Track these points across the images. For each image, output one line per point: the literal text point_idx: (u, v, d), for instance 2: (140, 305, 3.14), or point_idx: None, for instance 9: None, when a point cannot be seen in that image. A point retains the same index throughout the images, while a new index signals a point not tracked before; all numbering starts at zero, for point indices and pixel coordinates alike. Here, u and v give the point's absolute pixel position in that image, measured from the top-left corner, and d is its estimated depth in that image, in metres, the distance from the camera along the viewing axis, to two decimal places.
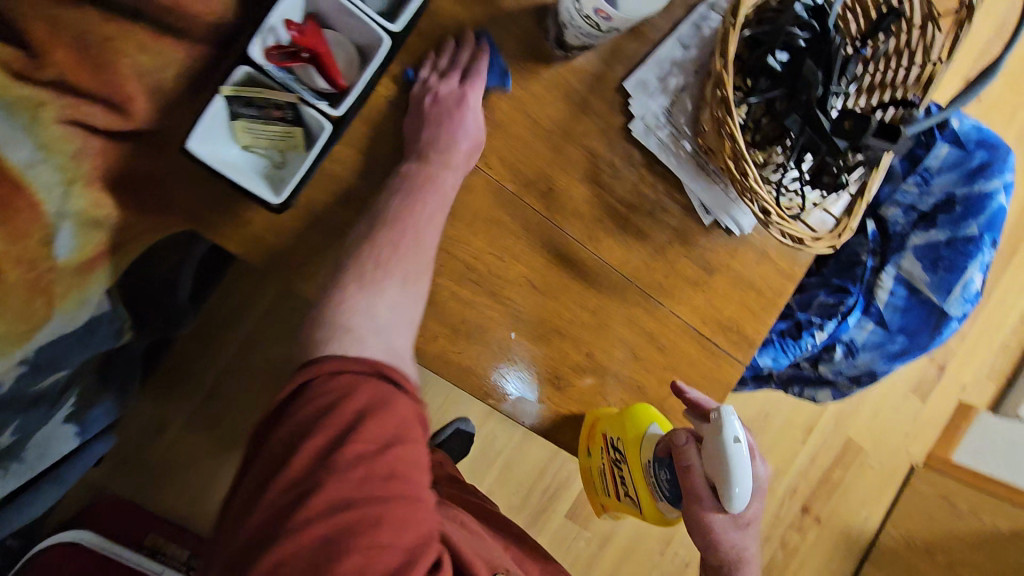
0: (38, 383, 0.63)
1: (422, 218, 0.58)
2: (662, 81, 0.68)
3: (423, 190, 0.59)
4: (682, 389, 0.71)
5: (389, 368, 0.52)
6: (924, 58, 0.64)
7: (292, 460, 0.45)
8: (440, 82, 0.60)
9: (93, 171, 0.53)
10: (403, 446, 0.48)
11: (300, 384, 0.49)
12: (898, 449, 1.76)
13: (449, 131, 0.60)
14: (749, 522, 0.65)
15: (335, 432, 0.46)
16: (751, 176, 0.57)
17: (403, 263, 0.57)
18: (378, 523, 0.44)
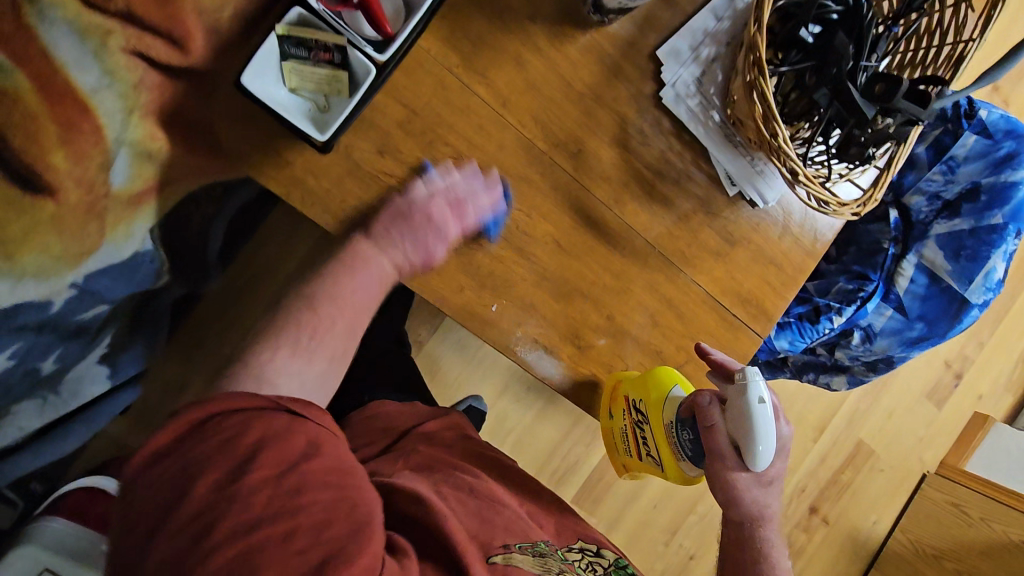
0: (83, 312, 0.71)
1: (351, 301, 0.61)
2: (694, 50, 0.70)
3: (355, 269, 0.61)
4: (707, 350, 0.73)
5: (292, 402, 0.50)
6: (956, 37, 0.65)
7: (189, 490, 0.42)
8: (438, 200, 0.64)
9: (150, 103, 0.60)
10: (313, 461, 0.46)
11: (194, 421, 0.45)
12: (910, 455, 1.75)
13: (417, 246, 0.63)
14: (772, 479, 0.70)
15: (233, 463, 0.44)
16: (780, 136, 0.58)
17: (330, 341, 0.59)
18: (293, 534, 0.43)
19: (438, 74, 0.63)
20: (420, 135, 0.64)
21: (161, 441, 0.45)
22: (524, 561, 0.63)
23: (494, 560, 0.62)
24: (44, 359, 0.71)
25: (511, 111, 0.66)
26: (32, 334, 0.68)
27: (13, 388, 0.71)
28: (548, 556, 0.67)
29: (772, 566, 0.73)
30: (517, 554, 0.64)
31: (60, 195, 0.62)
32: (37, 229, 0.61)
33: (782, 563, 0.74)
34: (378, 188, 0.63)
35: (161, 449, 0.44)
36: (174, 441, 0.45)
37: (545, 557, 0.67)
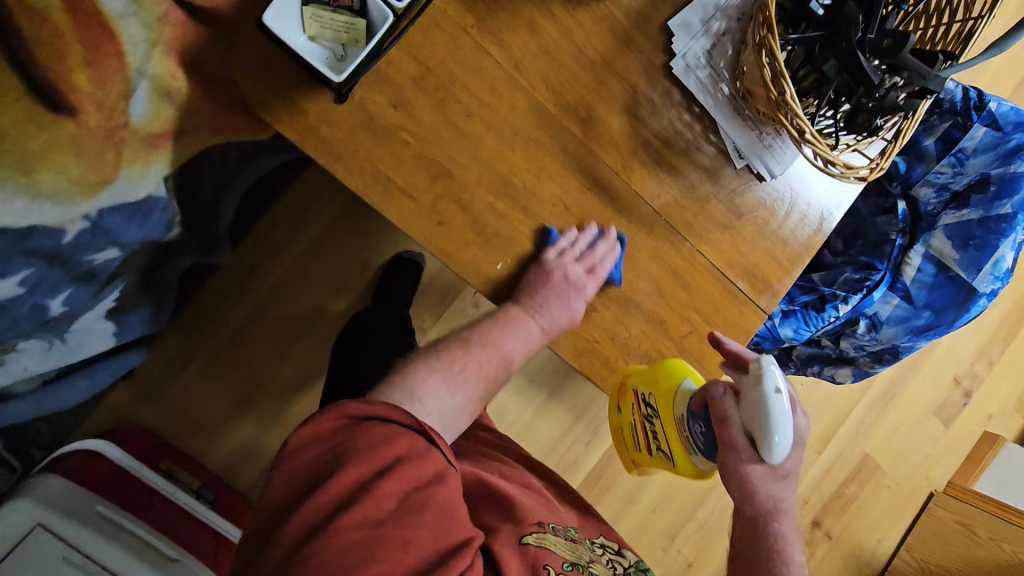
0: (88, 254, 0.66)
1: (497, 347, 0.67)
2: (705, 23, 0.71)
3: (510, 326, 0.68)
4: (721, 339, 0.69)
5: (427, 427, 0.54)
6: (965, 14, 0.66)
7: (326, 482, 0.47)
8: (572, 261, 0.69)
9: (173, 40, 0.60)
10: (440, 487, 0.51)
11: (351, 415, 0.51)
12: (917, 471, 1.70)
13: (557, 300, 0.68)
14: (789, 473, 0.61)
15: (372, 466, 0.48)
16: (787, 93, 0.59)
17: (469, 384, 0.64)
18: (407, 543, 0.47)
19: (451, 33, 0.64)
20: (432, 90, 0.64)
21: (321, 428, 0.50)
22: (556, 546, 0.62)
23: (526, 540, 0.61)
24: (51, 298, 0.67)
25: (523, 73, 0.67)
26: (45, 264, 0.61)
27: (12, 324, 0.65)
28: (578, 542, 0.67)
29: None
30: (550, 534, 0.64)
31: (80, 117, 0.56)
32: (56, 146, 0.55)
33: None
34: (390, 141, 0.64)
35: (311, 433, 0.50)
36: (333, 431, 0.51)
37: (575, 544, 0.66)
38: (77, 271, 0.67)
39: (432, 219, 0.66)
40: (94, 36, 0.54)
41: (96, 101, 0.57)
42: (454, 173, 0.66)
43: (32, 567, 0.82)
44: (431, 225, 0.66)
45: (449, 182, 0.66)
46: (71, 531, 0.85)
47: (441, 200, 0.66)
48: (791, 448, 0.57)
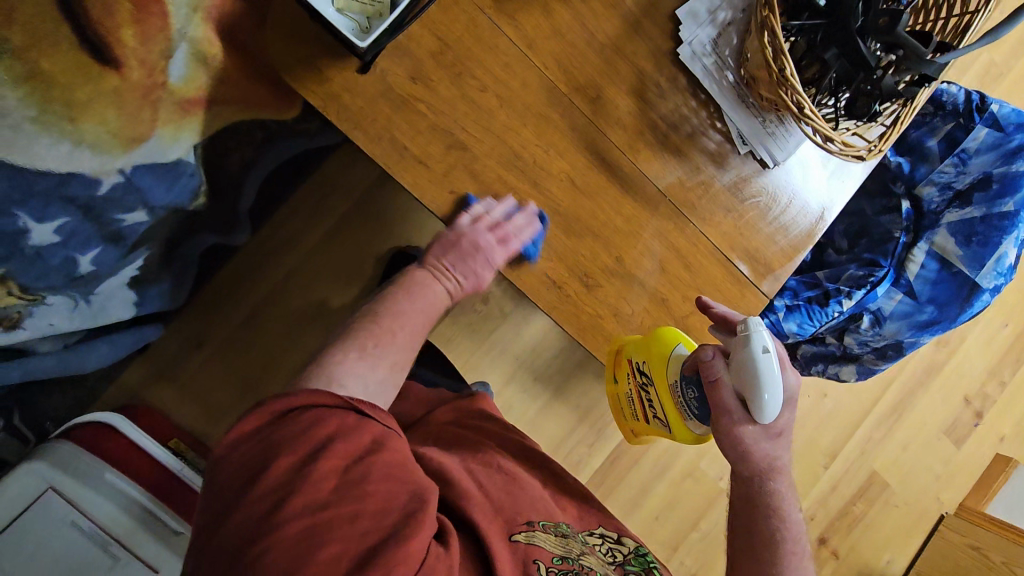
0: (117, 214, 0.69)
1: (408, 312, 0.66)
2: (711, 13, 0.74)
3: (416, 290, 0.67)
4: (708, 304, 0.73)
5: (359, 401, 0.53)
6: (963, 8, 0.69)
7: (265, 472, 0.46)
8: (485, 229, 0.69)
9: (212, 8, 0.64)
10: (381, 454, 0.51)
11: (276, 410, 0.49)
12: (927, 493, 1.64)
13: (465, 265, 0.70)
14: (782, 431, 0.65)
15: (306, 452, 0.47)
16: (787, 70, 0.62)
17: (392, 351, 0.62)
18: (356, 516, 0.46)
19: (469, 12, 0.68)
20: (449, 66, 0.68)
21: (251, 427, 0.48)
22: (546, 542, 0.63)
23: (516, 538, 0.62)
24: (81, 255, 0.70)
25: (536, 53, 0.71)
26: (78, 215, 0.65)
27: (36, 269, 0.66)
28: (571, 537, 0.67)
29: (787, 528, 0.66)
30: (540, 532, 0.65)
31: (123, 72, 0.60)
32: (96, 100, 0.60)
33: (800, 524, 0.67)
34: (407, 111, 0.67)
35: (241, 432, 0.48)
36: (258, 427, 0.49)
37: (567, 538, 0.66)
38: (106, 230, 0.70)
39: (445, 187, 0.70)
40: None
41: (139, 59, 0.61)
42: (467, 146, 0.70)
43: (44, 530, 0.85)
44: (443, 194, 0.70)
45: (462, 153, 0.70)
46: (84, 498, 0.87)
47: (454, 169, 0.70)
48: (782, 404, 0.61)
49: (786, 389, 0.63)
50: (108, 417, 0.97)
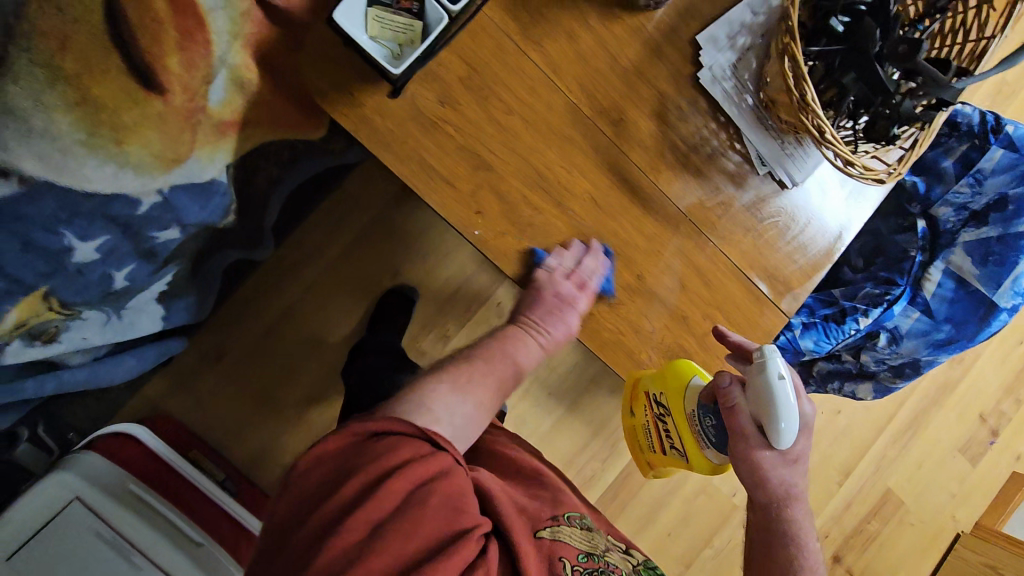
0: (153, 232, 0.71)
1: (501, 359, 0.69)
2: (730, 39, 0.76)
3: (514, 345, 0.71)
4: (725, 333, 0.74)
5: (432, 432, 0.55)
6: (977, 35, 0.70)
7: (336, 490, 0.48)
8: (562, 279, 0.72)
9: (251, 34, 0.64)
10: (444, 483, 0.52)
11: (357, 433, 0.53)
12: (942, 512, 1.63)
13: (554, 319, 0.72)
14: (798, 458, 0.65)
15: (378, 473, 0.49)
16: (809, 95, 0.63)
17: (480, 393, 0.64)
18: (412, 536, 0.48)
19: (496, 38, 0.70)
20: (476, 89, 0.70)
21: (329, 446, 0.51)
22: (572, 537, 0.63)
23: (541, 534, 0.61)
24: (116, 271, 0.72)
25: (561, 77, 0.73)
26: (118, 232, 0.66)
27: (76, 285, 0.68)
28: (595, 531, 0.68)
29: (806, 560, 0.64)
30: (566, 527, 0.65)
31: (167, 97, 0.61)
32: (143, 121, 0.60)
33: (820, 558, 0.65)
34: (436, 133, 0.69)
35: (316, 450, 0.51)
36: (337, 450, 0.51)
37: (592, 533, 0.67)
38: (141, 247, 0.72)
39: (471, 207, 0.71)
40: (187, 23, 0.59)
41: (182, 83, 0.61)
42: (493, 168, 0.71)
43: (64, 539, 0.84)
44: (470, 214, 0.71)
45: (488, 174, 0.71)
46: (104, 507, 0.88)
47: (479, 190, 0.71)
48: (797, 433, 0.61)
49: (801, 417, 0.64)
50: (137, 430, 1.00)
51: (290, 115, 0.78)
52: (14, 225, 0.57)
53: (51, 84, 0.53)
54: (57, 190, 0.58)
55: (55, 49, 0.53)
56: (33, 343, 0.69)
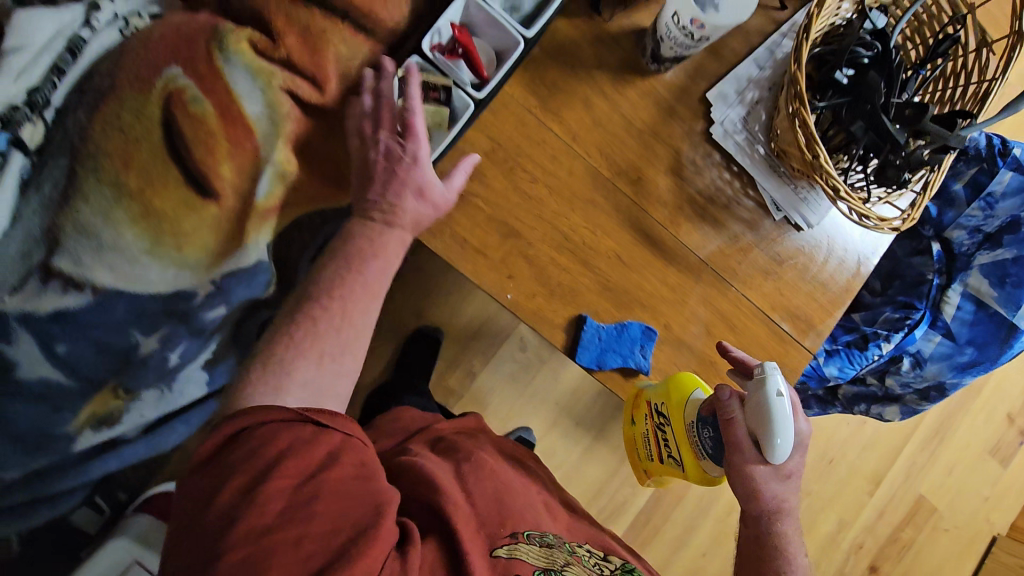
0: (205, 312, 0.76)
1: (358, 286, 0.61)
2: (740, 94, 0.80)
3: (364, 254, 0.62)
4: (727, 348, 0.75)
5: (315, 412, 0.54)
6: (980, 77, 0.72)
7: (215, 496, 0.49)
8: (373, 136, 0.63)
9: (291, 132, 0.67)
10: (332, 470, 0.51)
11: (228, 433, 0.52)
12: (975, 516, 1.60)
13: (394, 186, 0.63)
14: (791, 473, 0.67)
15: (255, 472, 0.49)
16: (820, 156, 0.67)
17: (323, 340, 0.59)
18: (299, 540, 0.48)
19: (517, 113, 0.75)
20: (502, 162, 0.74)
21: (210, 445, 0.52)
22: (529, 554, 0.64)
23: (497, 553, 0.63)
24: (171, 353, 0.77)
25: (580, 142, 0.77)
26: (176, 323, 0.74)
27: (142, 377, 0.77)
28: (556, 547, 0.67)
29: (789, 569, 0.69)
30: (524, 544, 0.65)
31: (221, 201, 0.68)
32: (200, 226, 0.68)
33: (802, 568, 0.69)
34: (465, 206, 0.73)
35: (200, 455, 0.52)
36: (214, 450, 0.52)
37: (552, 548, 0.67)
38: (194, 326, 0.77)
39: (503, 273, 0.75)
40: (237, 133, 0.66)
41: (235, 187, 0.68)
42: (520, 233, 0.75)
43: None
44: (501, 278, 0.75)
45: (515, 240, 0.75)
46: None
47: (510, 255, 0.75)
48: (792, 449, 0.63)
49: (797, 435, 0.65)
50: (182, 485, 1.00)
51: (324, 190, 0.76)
52: (91, 330, 0.71)
53: (117, 201, 0.65)
54: (127, 297, 0.70)
55: (120, 168, 0.65)
56: (100, 427, 0.78)
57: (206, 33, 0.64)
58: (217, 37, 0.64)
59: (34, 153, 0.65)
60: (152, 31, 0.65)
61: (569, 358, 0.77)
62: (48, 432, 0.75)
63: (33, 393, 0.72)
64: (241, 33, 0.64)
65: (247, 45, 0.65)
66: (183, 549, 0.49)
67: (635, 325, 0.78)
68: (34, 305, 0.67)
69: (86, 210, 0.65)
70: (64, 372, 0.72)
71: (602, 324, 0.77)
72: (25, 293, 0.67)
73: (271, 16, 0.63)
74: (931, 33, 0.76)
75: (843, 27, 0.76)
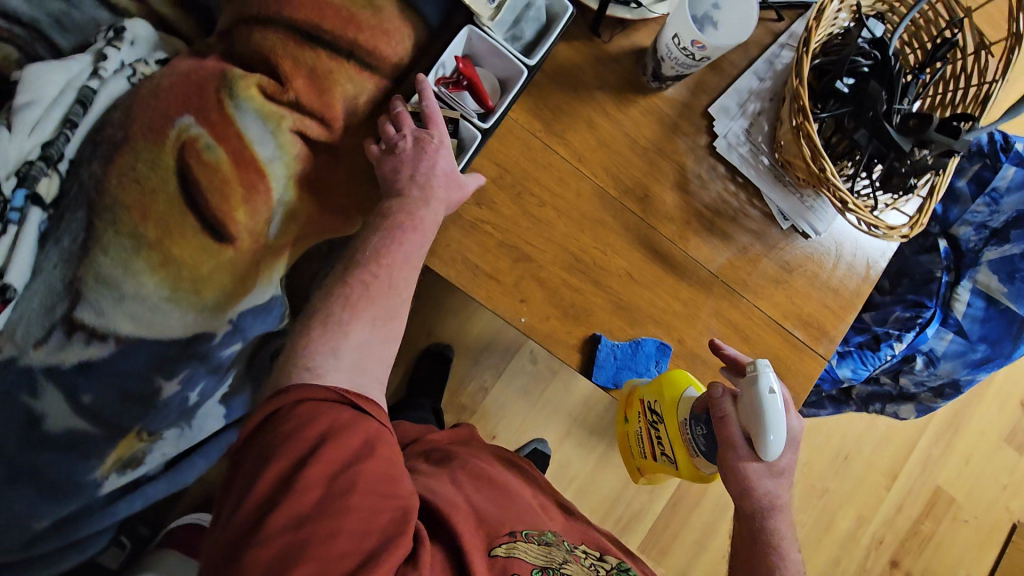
0: (222, 350, 0.74)
1: (400, 257, 0.64)
2: (741, 106, 0.80)
3: (405, 228, 0.64)
4: (719, 345, 0.74)
5: (355, 396, 0.58)
6: (980, 80, 0.73)
7: (256, 482, 0.52)
8: (396, 131, 0.65)
9: (302, 171, 0.68)
10: (369, 461, 0.55)
11: (273, 411, 0.56)
12: (996, 504, 1.57)
13: (424, 166, 0.65)
14: (784, 471, 0.69)
15: (296, 455, 0.53)
16: (827, 169, 0.67)
17: (372, 305, 0.63)
18: (334, 535, 0.51)
19: (523, 138, 0.76)
20: (510, 188, 0.75)
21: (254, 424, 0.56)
22: (528, 554, 0.66)
23: (495, 552, 0.65)
24: (190, 393, 0.76)
25: (586, 163, 0.78)
26: (196, 364, 0.72)
27: (163, 418, 0.75)
28: (554, 545, 0.70)
29: (783, 566, 0.68)
30: (522, 542, 0.68)
31: (237, 244, 0.67)
32: (217, 271, 0.67)
33: (797, 567, 0.68)
34: (476, 233, 0.74)
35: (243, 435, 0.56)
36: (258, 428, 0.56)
37: (550, 547, 0.69)
38: (212, 364, 0.74)
39: (515, 297, 0.75)
40: (251, 177, 0.65)
41: (249, 230, 0.67)
42: (530, 256, 0.76)
43: None
44: (514, 303, 0.75)
45: (526, 263, 0.76)
46: None
47: (522, 279, 0.76)
48: (783, 447, 0.66)
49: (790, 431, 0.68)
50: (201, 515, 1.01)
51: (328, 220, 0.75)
52: (114, 379, 0.68)
53: (136, 251, 0.64)
54: (149, 344, 0.67)
55: (138, 220, 0.64)
56: (124, 471, 0.78)
57: (215, 79, 0.64)
58: (226, 82, 0.64)
59: (50, 207, 0.67)
60: (161, 80, 0.66)
61: (585, 377, 0.78)
62: (74, 479, 0.73)
63: (61, 443, 0.70)
64: (251, 80, 0.64)
65: (257, 91, 0.64)
66: (219, 535, 0.52)
67: (649, 342, 0.79)
68: (58, 359, 0.66)
69: (106, 262, 0.64)
70: (89, 420, 0.70)
71: (616, 343, 0.78)
72: (50, 346, 0.66)
73: (278, 60, 0.64)
74: (928, 38, 0.77)
75: (841, 37, 0.77)
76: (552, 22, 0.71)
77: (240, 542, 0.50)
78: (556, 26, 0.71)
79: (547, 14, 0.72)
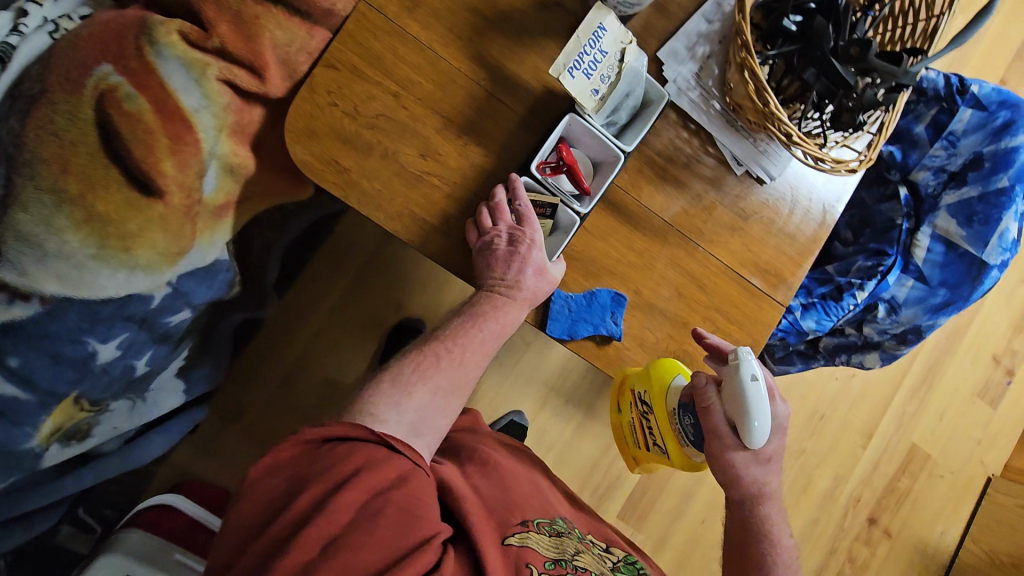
0: (166, 317, 0.74)
1: (476, 341, 0.68)
2: (690, 50, 0.79)
3: (484, 316, 0.68)
4: (702, 335, 0.76)
5: (397, 439, 0.59)
6: (927, 14, 0.72)
7: (292, 502, 0.53)
8: (491, 223, 0.69)
9: (235, 123, 0.67)
10: (402, 488, 0.56)
11: (309, 441, 0.57)
12: (971, 459, 1.59)
13: (513, 267, 0.68)
14: (771, 457, 0.70)
15: (330, 483, 0.53)
16: (771, 103, 0.66)
17: (439, 376, 0.65)
18: (360, 547, 0.52)
19: (467, 72, 0.72)
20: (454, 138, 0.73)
21: (290, 451, 0.56)
22: (539, 543, 0.64)
23: (508, 541, 0.63)
24: (137, 360, 0.75)
25: None
26: (136, 328, 0.71)
27: (107, 387, 0.75)
28: (565, 536, 0.69)
29: (776, 552, 0.72)
30: (534, 533, 0.66)
31: (167, 199, 0.65)
32: (147, 227, 0.65)
33: (789, 550, 0.72)
34: (422, 186, 0.71)
35: (267, 459, 0.56)
36: (290, 457, 0.56)
37: (561, 537, 0.68)
38: (157, 332, 0.75)
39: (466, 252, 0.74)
40: (176, 127, 0.64)
41: (180, 184, 0.66)
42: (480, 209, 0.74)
43: None
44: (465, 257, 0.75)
45: None
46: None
47: None
48: (768, 433, 0.66)
49: (774, 418, 0.69)
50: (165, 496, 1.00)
51: (273, 182, 0.76)
52: (42, 342, 0.66)
53: (59, 206, 0.62)
54: (78, 306, 0.65)
55: (58, 173, 0.62)
56: (68, 443, 0.77)
57: (134, 27, 0.63)
58: (146, 29, 0.63)
59: None
60: (81, 30, 0.65)
61: (540, 330, 0.78)
62: (10, 450, 0.71)
63: None
64: (171, 26, 0.63)
65: (179, 37, 0.64)
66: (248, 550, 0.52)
67: (603, 293, 0.78)
68: None
69: (28, 220, 0.61)
70: (20, 385, 0.67)
71: (570, 295, 0.77)
72: None
73: (200, 5, 0.64)
74: None
75: None
76: (647, 108, 0.73)
77: (268, 556, 0.50)
78: (650, 112, 0.74)
79: (641, 99, 0.73)
